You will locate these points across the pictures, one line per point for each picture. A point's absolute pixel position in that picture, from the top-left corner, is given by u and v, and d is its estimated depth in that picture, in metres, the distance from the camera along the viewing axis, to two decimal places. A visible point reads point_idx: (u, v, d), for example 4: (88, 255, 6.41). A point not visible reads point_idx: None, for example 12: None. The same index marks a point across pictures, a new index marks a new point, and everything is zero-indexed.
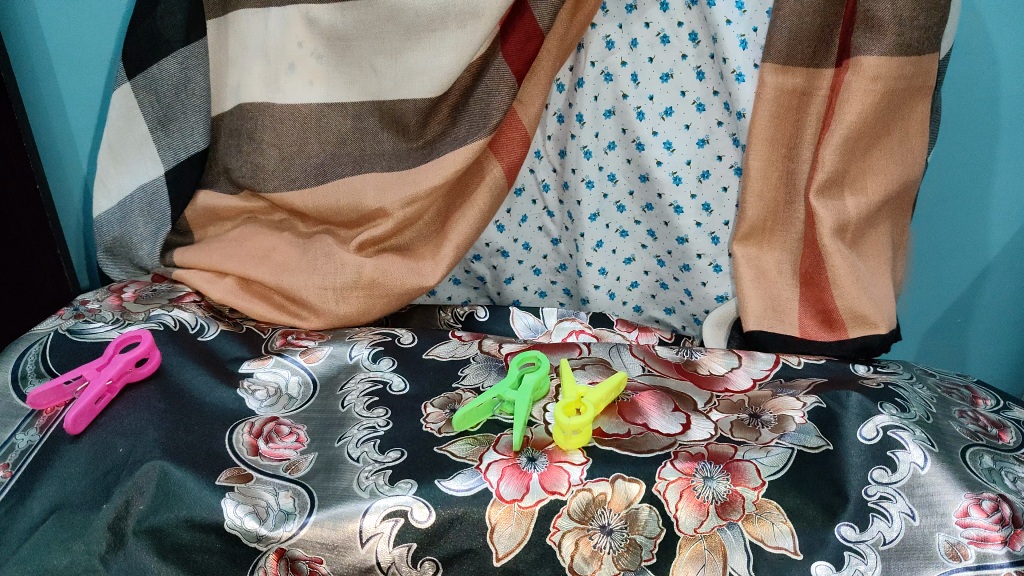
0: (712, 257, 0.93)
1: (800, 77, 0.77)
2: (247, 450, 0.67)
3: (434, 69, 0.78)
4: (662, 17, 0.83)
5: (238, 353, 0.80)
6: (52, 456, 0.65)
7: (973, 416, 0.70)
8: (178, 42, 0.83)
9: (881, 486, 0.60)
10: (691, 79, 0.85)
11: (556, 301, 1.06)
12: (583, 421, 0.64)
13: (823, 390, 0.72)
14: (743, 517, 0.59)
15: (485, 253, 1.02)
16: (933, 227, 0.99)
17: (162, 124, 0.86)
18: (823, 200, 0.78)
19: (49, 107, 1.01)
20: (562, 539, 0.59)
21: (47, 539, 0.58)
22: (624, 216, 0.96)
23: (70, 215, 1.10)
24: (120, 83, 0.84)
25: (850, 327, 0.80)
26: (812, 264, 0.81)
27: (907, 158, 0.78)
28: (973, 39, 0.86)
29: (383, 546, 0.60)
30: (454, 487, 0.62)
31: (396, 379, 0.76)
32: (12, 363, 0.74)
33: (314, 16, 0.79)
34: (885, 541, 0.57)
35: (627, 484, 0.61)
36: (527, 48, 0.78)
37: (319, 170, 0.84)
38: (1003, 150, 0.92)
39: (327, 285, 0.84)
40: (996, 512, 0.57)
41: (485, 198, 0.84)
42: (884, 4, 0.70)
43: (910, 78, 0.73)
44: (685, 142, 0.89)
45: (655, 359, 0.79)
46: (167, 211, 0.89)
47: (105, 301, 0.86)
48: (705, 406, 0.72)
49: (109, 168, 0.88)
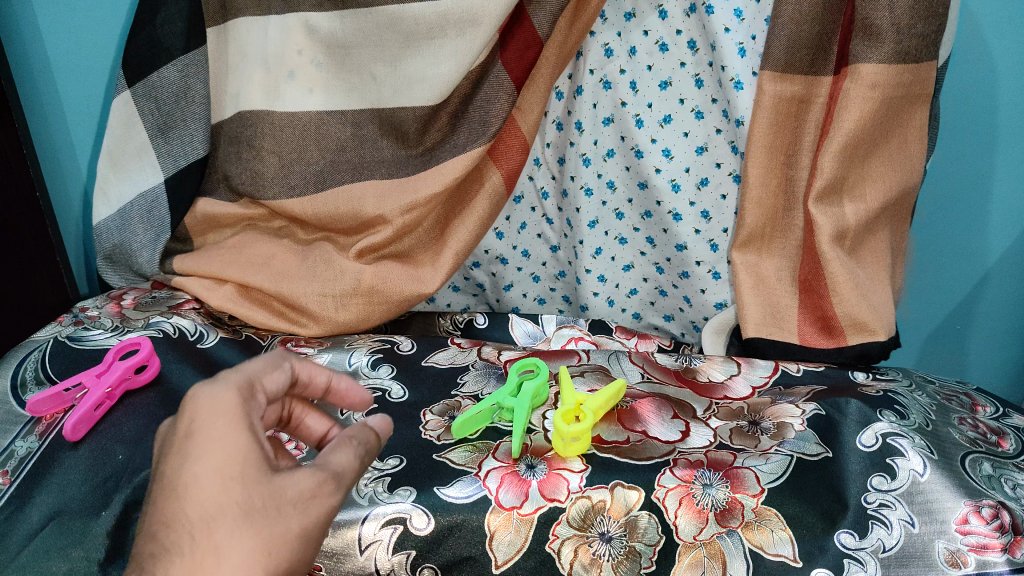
0: (712, 264, 0.93)
1: (798, 85, 0.77)
2: None
3: (434, 77, 0.78)
4: (661, 26, 0.83)
5: (237, 360, 0.80)
6: (51, 463, 0.65)
7: (973, 423, 0.70)
8: (177, 50, 0.84)
9: (880, 493, 0.60)
10: (690, 86, 0.86)
11: (555, 307, 1.06)
12: (583, 428, 0.63)
13: (822, 398, 0.71)
14: (743, 524, 0.59)
15: (484, 260, 1.02)
16: (933, 234, 0.99)
17: (162, 132, 0.87)
18: (822, 207, 0.78)
19: (48, 113, 1.01)
20: (561, 546, 0.59)
21: (46, 546, 0.58)
22: (623, 223, 0.96)
23: (70, 222, 1.10)
24: (120, 91, 0.85)
25: (849, 334, 0.80)
26: (811, 272, 0.82)
27: (906, 165, 0.78)
28: (971, 48, 0.87)
29: (382, 553, 0.60)
30: (453, 494, 0.62)
31: (395, 387, 0.76)
32: (12, 370, 0.75)
33: (314, 24, 0.80)
34: (885, 548, 0.57)
35: (626, 491, 0.61)
36: (526, 55, 0.78)
37: (318, 177, 0.83)
38: (1002, 157, 0.92)
39: (327, 292, 0.84)
40: (996, 519, 0.57)
41: (491, 202, 0.84)
42: (883, 11, 0.70)
43: (909, 85, 0.73)
44: (684, 149, 0.89)
45: (655, 366, 0.79)
46: (166, 218, 0.89)
47: (105, 309, 0.86)
48: (705, 413, 0.71)
49: (109, 175, 0.88)
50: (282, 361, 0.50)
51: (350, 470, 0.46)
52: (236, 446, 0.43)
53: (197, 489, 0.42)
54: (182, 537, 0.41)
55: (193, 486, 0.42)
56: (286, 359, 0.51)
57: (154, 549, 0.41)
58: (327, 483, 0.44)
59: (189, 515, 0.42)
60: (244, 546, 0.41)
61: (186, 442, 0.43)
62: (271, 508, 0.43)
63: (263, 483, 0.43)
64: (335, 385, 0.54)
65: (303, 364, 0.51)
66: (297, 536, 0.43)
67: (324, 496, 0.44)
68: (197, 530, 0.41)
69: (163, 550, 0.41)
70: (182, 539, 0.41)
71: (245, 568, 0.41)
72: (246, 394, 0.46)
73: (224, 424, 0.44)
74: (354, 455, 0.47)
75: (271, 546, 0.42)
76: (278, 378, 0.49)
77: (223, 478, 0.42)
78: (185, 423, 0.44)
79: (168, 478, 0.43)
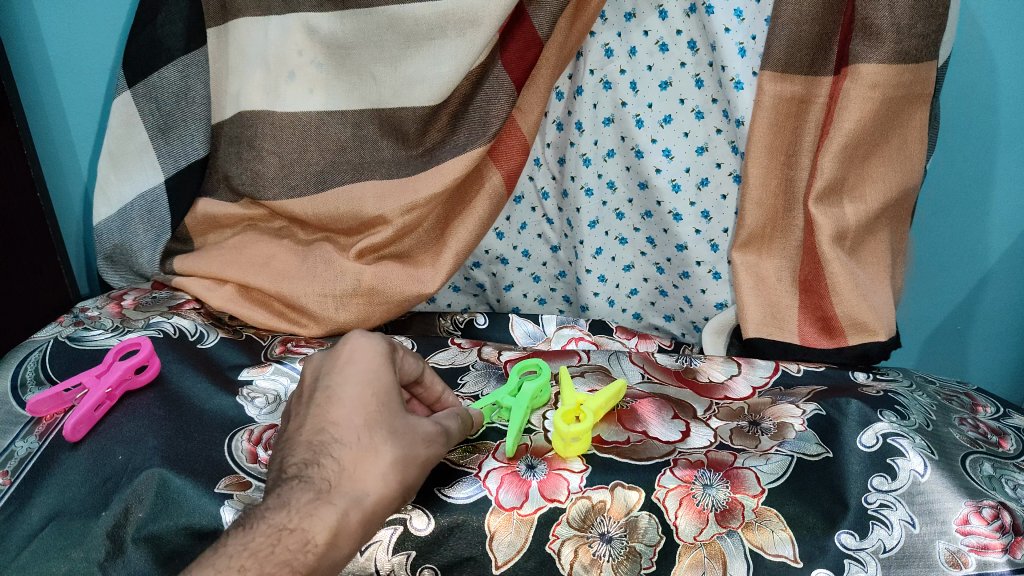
0: (712, 264, 0.93)
1: (799, 85, 0.77)
2: (247, 457, 0.66)
3: (434, 78, 0.78)
4: (661, 26, 0.83)
5: (238, 360, 0.80)
6: (51, 464, 0.65)
7: (973, 423, 0.70)
8: (178, 50, 0.84)
9: (881, 493, 0.60)
10: (690, 87, 0.86)
11: (555, 308, 1.06)
12: (583, 428, 0.63)
13: (822, 398, 0.71)
14: (743, 525, 0.59)
15: (485, 260, 1.02)
16: (933, 234, 0.99)
17: (162, 133, 0.87)
18: (822, 207, 0.78)
19: (49, 113, 1.01)
20: (561, 547, 0.59)
21: (46, 547, 0.58)
22: (624, 223, 0.96)
23: (70, 223, 1.10)
24: (121, 91, 0.85)
25: (849, 334, 0.80)
26: (811, 272, 0.82)
27: (906, 164, 0.78)
28: (972, 47, 0.87)
29: (383, 554, 0.60)
30: (453, 495, 0.62)
31: None
32: (12, 370, 0.76)
33: (314, 24, 0.80)
34: (885, 549, 0.57)
35: (627, 491, 0.61)
36: (526, 56, 0.78)
37: (319, 177, 0.83)
38: (1002, 157, 0.92)
39: (327, 292, 0.84)
40: (997, 520, 0.57)
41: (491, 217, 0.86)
42: (883, 12, 0.70)
43: (909, 86, 0.73)
44: (685, 149, 0.89)
45: (655, 366, 0.79)
46: (167, 218, 0.89)
47: (106, 309, 0.86)
48: (705, 414, 0.71)
49: (109, 176, 0.88)
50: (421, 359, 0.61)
51: (455, 433, 0.58)
52: (381, 381, 0.56)
53: (358, 405, 0.54)
54: (348, 434, 0.53)
55: (356, 401, 0.54)
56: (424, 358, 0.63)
57: (327, 440, 0.53)
58: (441, 436, 0.56)
59: (352, 420, 0.53)
60: (387, 453, 0.52)
61: (349, 367, 0.57)
62: (406, 435, 0.54)
63: (402, 418, 0.54)
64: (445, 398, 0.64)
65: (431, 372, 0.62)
66: (422, 460, 0.53)
67: (439, 441, 0.56)
68: (357, 433, 0.53)
69: (333, 441, 0.53)
70: (347, 436, 0.53)
71: (388, 471, 0.52)
72: (394, 354, 0.59)
73: (383, 366, 0.57)
74: (458, 425, 0.59)
75: (403, 460, 0.53)
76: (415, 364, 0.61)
77: (378, 403, 0.54)
78: (347, 354, 0.57)
79: (329, 389, 0.56)
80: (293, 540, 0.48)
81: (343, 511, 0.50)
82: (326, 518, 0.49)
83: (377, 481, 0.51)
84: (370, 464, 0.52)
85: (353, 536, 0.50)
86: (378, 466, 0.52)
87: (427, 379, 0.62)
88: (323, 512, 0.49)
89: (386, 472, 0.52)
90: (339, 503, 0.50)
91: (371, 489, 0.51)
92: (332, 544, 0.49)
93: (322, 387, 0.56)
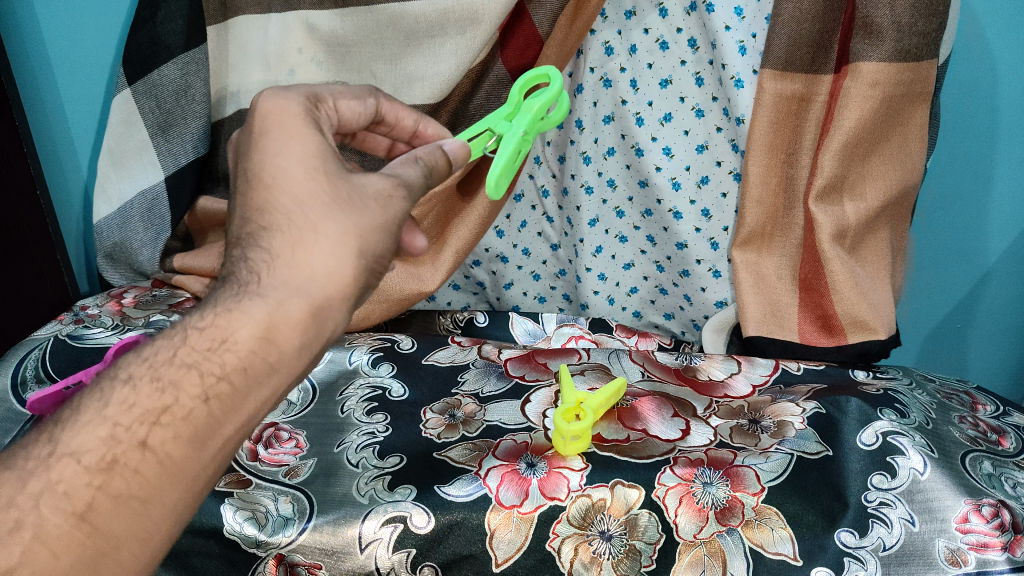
0: (712, 262, 0.93)
1: (799, 83, 0.76)
2: (248, 456, 0.67)
3: (434, 75, 0.78)
4: (661, 23, 0.83)
5: None
6: None
7: (974, 422, 0.70)
8: (178, 48, 0.82)
9: (881, 492, 0.60)
10: (691, 84, 0.86)
11: (555, 306, 1.06)
12: (583, 425, 0.64)
13: (822, 396, 0.72)
14: (743, 523, 0.59)
15: (485, 258, 1.03)
16: (933, 232, 0.99)
17: (162, 131, 0.85)
18: (822, 206, 0.78)
19: (49, 110, 1.01)
20: (561, 544, 0.59)
21: None
22: (624, 221, 0.96)
23: (70, 220, 1.10)
24: (120, 89, 0.84)
25: (849, 332, 0.80)
26: (811, 270, 0.82)
27: (907, 163, 0.78)
28: (972, 46, 0.87)
29: (383, 552, 0.60)
30: (453, 493, 0.62)
31: (395, 385, 0.77)
32: (12, 368, 0.76)
33: (314, 22, 0.80)
34: (885, 547, 0.57)
35: (627, 489, 0.61)
36: (526, 54, 0.78)
37: None
38: (1002, 154, 0.92)
39: None
40: (996, 518, 0.57)
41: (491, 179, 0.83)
42: (883, 10, 0.70)
43: (909, 84, 0.73)
44: (685, 147, 0.89)
45: (655, 364, 0.79)
46: (167, 216, 0.88)
47: (105, 307, 0.86)
48: (705, 412, 0.72)
49: (110, 173, 0.88)
50: (367, 97, 0.55)
51: (418, 184, 0.48)
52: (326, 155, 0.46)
53: (302, 187, 0.45)
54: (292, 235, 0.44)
55: (297, 182, 0.45)
56: (372, 98, 0.56)
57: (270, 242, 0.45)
58: (401, 188, 0.47)
59: (297, 210, 0.45)
60: (354, 245, 0.44)
61: (283, 139, 0.47)
62: (361, 207, 0.45)
63: (358, 190, 0.46)
64: (421, 130, 0.61)
65: (388, 104, 0.57)
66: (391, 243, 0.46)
67: (399, 195, 0.47)
68: (302, 229, 0.44)
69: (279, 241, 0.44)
70: (284, 227, 0.44)
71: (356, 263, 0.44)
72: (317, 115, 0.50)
73: (307, 130, 0.47)
74: (420, 170, 0.49)
75: (377, 244, 0.45)
76: (354, 105, 0.54)
77: (329, 182, 0.46)
78: (276, 125, 0.48)
79: (265, 173, 0.47)
80: (201, 340, 0.42)
81: (275, 303, 0.42)
82: (253, 313, 0.42)
83: (343, 278, 0.44)
84: (330, 258, 0.44)
85: (296, 328, 0.43)
86: (321, 245, 0.43)
87: (388, 114, 0.58)
88: (273, 327, 0.42)
89: (355, 265, 0.44)
90: (290, 318, 0.43)
91: (316, 268, 0.43)
92: (267, 342, 0.42)
93: (246, 162, 0.47)
